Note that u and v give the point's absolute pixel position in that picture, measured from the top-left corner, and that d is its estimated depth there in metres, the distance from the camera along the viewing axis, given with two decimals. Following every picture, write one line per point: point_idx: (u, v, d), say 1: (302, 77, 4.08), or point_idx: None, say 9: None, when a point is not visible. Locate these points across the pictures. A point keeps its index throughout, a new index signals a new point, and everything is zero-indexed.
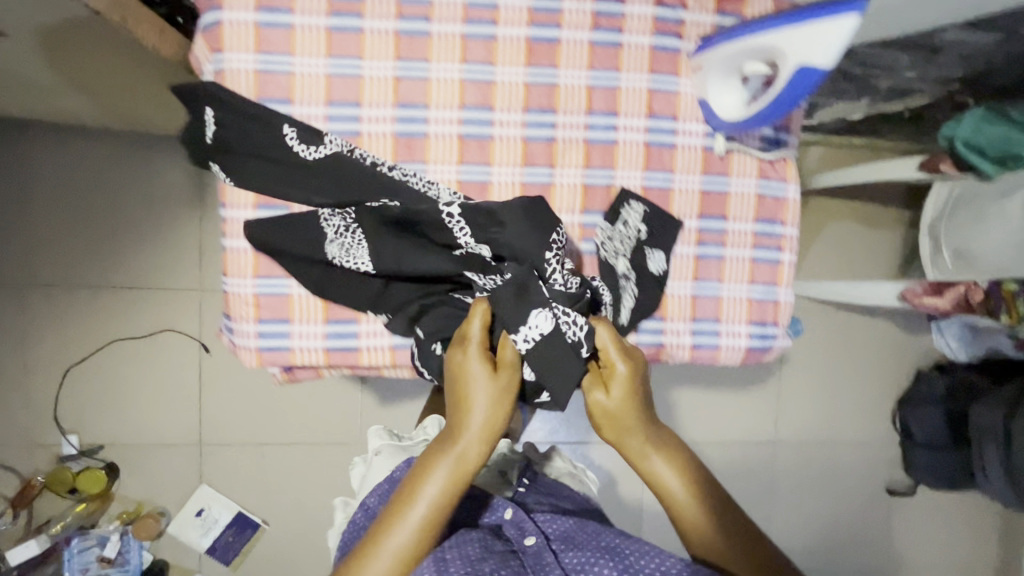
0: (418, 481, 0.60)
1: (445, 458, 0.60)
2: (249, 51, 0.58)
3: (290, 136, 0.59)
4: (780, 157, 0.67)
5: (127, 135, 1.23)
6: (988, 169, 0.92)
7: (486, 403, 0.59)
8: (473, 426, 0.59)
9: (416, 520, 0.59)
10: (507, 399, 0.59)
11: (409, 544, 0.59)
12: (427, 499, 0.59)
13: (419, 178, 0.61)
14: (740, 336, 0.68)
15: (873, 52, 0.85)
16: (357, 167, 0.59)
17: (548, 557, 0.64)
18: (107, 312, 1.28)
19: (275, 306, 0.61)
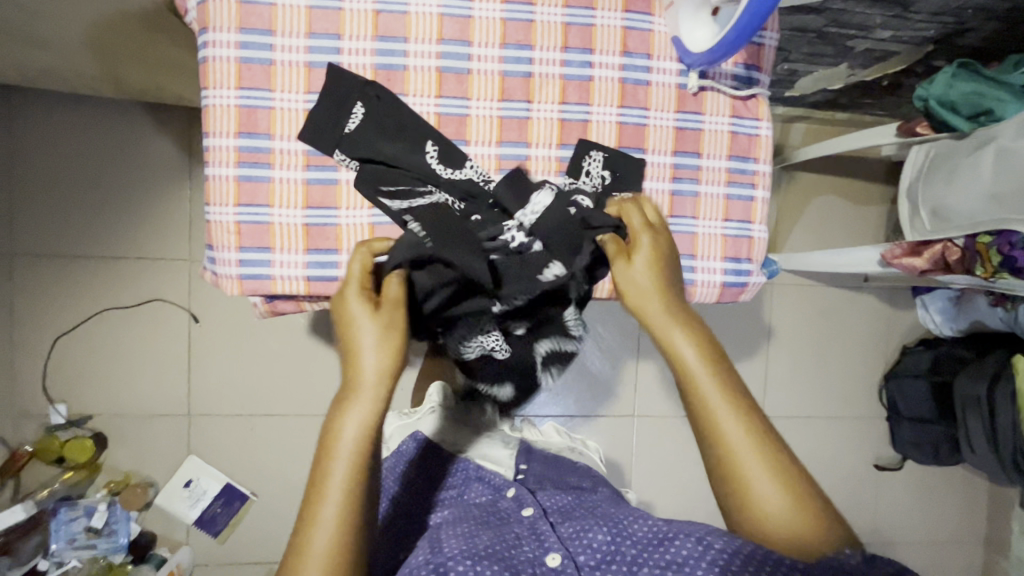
0: (333, 437, 0.55)
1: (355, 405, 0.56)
2: None
3: (272, 71, 0.61)
4: (753, 95, 0.69)
5: (118, 104, 1.25)
6: (962, 125, 0.94)
7: (374, 345, 0.57)
8: (366, 365, 0.57)
9: (344, 472, 0.54)
10: (394, 330, 0.58)
11: (349, 494, 0.53)
12: (346, 448, 0.55)
13: (398, 110, 0.63)
14: (716, 273, 0.70)
15: (846, 8, 0.87)
16: (332, 110, 0.62)
17: (542, 525, 0.76)
18: (97, 280, 1.28)
19: (257, 234, 0.62)
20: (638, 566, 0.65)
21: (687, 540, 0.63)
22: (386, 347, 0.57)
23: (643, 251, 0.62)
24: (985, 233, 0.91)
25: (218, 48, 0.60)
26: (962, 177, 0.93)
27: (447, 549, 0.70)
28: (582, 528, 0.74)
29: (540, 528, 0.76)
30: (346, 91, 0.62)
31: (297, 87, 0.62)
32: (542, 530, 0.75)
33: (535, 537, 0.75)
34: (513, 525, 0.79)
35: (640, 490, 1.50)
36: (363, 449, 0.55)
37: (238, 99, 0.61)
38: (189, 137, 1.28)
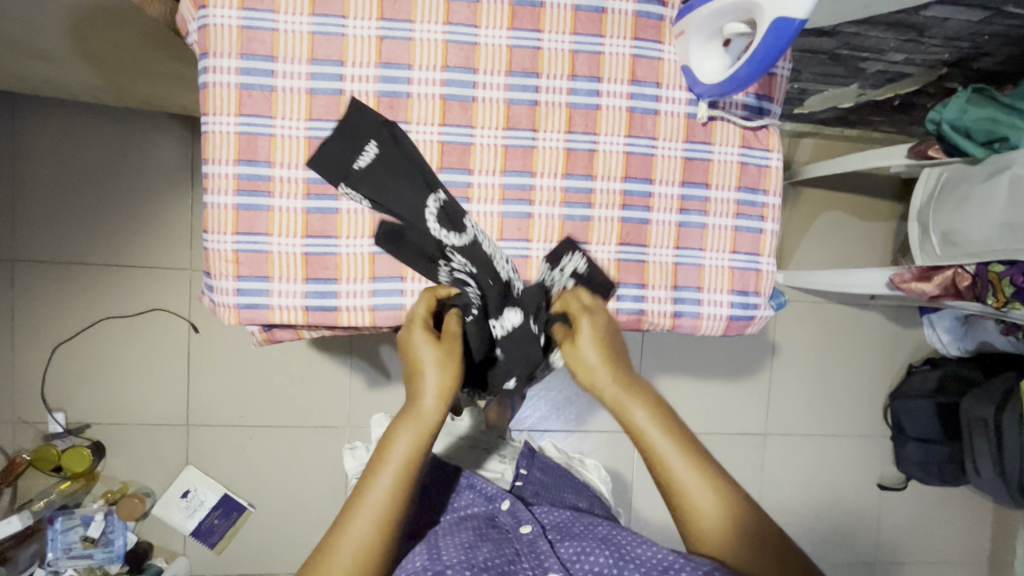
0: (387, 447, 0.59)
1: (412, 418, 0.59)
2: (232, 6, 0.58)
3: (275, 96, 0.60)
4: (763, 126, 0.67)
5: (121, 113, 1.24)
6: (976, 151, 0.93)
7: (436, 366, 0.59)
8: (428, 392, 0.59)
9: (390, 476, 0.58)
10: (456, 364, 0.60)
11: (388, 502, 0.57)
12: (394, 462, 0.58)
13: (400, 139, 0.61)
14: (722, 306, 0.68)
15: (859, 31, 0.86)
16: (341, 148, 0.60)
17: (542, 544, 0.74)
18: (97, 289, 1.28)
19: (255, 263, 0.61)
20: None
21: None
22: (445, 372, 0.59)
23: (584, 332, 0.61)
24: (998, 262, 0.90)
25: (218, 73, 0.59)
26: (975, 205, 0.92)
27: (445, 556, 0.69)
28: (583, 549, 0.72)
29: (539, 546, 0.74)
30: (359, 127, 0.61)
31: (298, 114, 0.61)
32: (542, 549, 0.73)
33: (534, 556, 0.73)
34: (512, 541, 0.76)
35: (640, 506, 1.49)
36: (412, 461, 0.59)
37: (238, 125, 0.60)
38: (191, 146, 1.27)
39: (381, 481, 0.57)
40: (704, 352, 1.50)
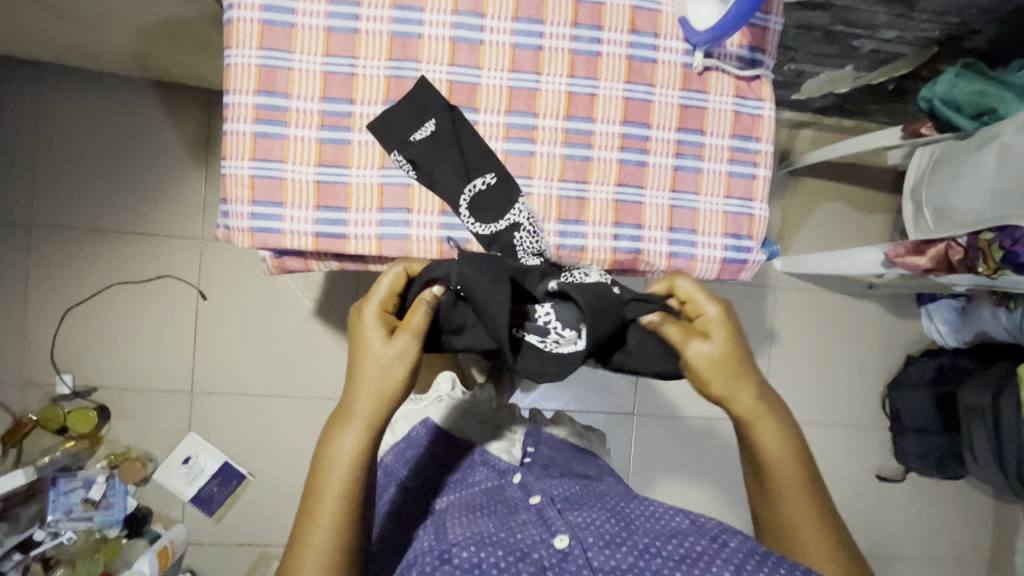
0: (329, 449, 0.60)
1: (352, 425, 0.60)
2: None
3: (295, 35, 0.64)
4: (756, 77, 0.71)
5: (142, 85, 1.29)
6: (966, 124, 0.96)
7: (377, 372, 0.60)
8: (367, 388, 0.60)
9: (340, 485, 0.59)
10: (401, 361, 0.60)
11: (338, 501, 0.58)
12: (338, 467, 0.59)
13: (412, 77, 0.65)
14: (716, 248, 0.71)
15: (852, 6, 0.90)
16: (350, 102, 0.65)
17: (550, 512, 0.74)
18: (111, 254, 1.31)
19: (270, 189, 0.64)
20: (649, 555, 0.65)
21: (700, 538, 0.67)
22: (387, 379, 0.60)
23: (712, 318, 0.62)
24: (988, 230, 0.91)
25: (243, 9, 0.63)
26: (966, 176, 0.94)
27: (452, 536, 0.70)
28: (591, 517, 0.72)
29: (546, 514, 0.74)
30: (372, 66, 0.65)
31: (315, 50, 0.64)
32: (549, 515, 0.73)
33: (541, 522, 0.73)
34: (520, 511, 0.77)
35: (636, 488, 1.49)
36: (356, 468, 0.59)
37: (259, 58, 0.64)
38: (208, 119, 1.32)
39: (328, 487, 0.59)
40: None
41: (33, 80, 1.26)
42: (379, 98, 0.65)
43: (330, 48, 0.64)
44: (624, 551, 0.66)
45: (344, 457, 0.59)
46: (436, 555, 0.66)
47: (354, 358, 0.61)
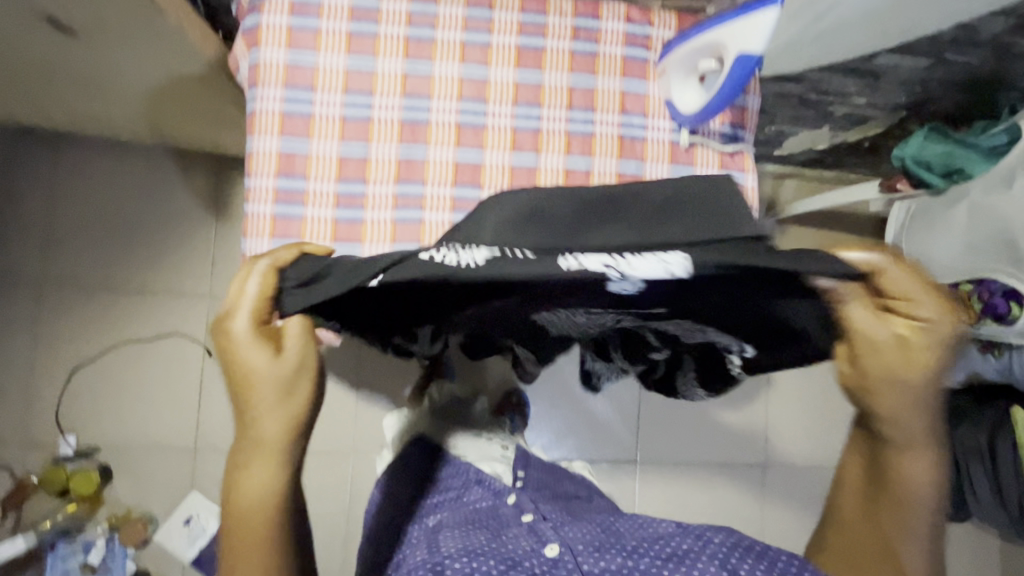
0: (242, 473, 0.56)
1: (260, 445, 0.56)
2: (280, 47, 0.69)
3: (317, 125, 0.70)
4: (738, 150, 0.76)
5: (157, 153, 1.35)
6: (938, 182, 1.01)
7: (268, 387, 0.56)
8: (263, 412, 0.56)
9: (259, 511, 0.56)
10: (291, 379, 0.56)
11: (269, 521, 0.56)
12: (262, 491, 0.56)
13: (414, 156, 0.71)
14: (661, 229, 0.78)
15: (824, 78, 0.96)
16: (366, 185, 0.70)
17: (541, 526, 0.77)
18: (120, 313, 1.34)
19: None
20: (638, 555, 0.70)
21: (687, 538, 0.72)
22: (290, 406, 0.56)
23: (926, 349, 0.56)
24: (964, 282, 0.97)
25: (265, 101, 0.69)
26: (940, 231, 1.01)
27: (444, 548, 0.70)
28: (583, 530, 0.76)
29: (538, 528, 0.77)
30: (384, 151, 0.71)
31: (331, 136, 0.70)
32: (541, 529, 0.77)
33: (532, 534, 0.76)
34: (512, 527, 0.79)
35: None
36: (272, 492, 0.57)
37: (279, 144, 0.69)
38: (218, 181, 1.37)
39: (254, 521, 0.56)
40: None
41: (51, 147, 1.31)
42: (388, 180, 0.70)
43: (351, 136, 0.70)
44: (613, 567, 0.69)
45: (255, 480, 0.56)
46: (427, 567, 0.67)
47: (235, 378, 0.56)
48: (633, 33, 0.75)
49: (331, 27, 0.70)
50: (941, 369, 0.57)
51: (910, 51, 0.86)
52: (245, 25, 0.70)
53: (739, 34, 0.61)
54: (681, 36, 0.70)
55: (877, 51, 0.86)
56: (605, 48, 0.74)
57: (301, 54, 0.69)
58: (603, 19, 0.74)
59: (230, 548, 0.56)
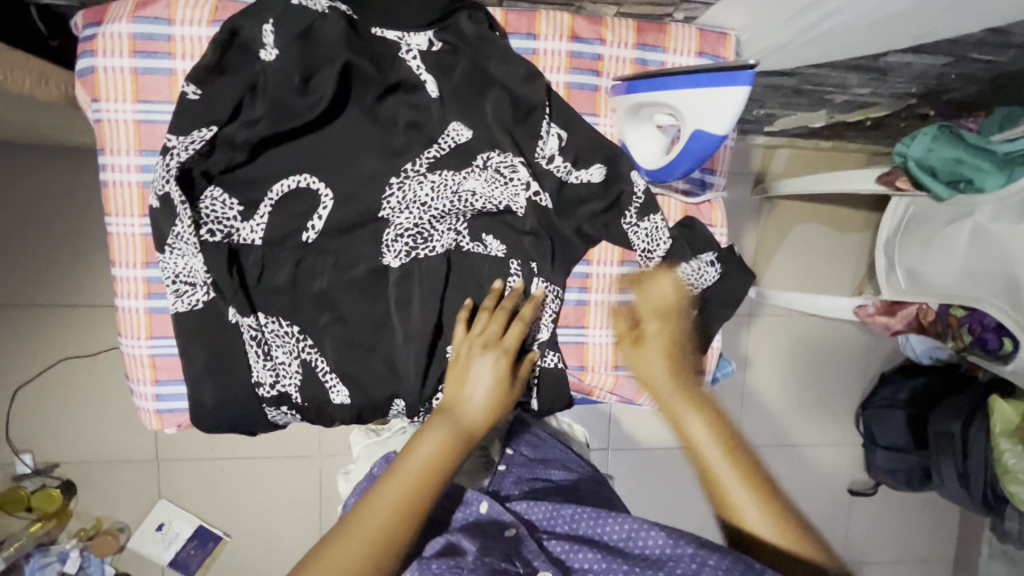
0: (412, 448, 0.59)
1: (445, 422, 0.61)
2: (126, 101, 0.61)
3: (210, 205, 0.64)
4: (706, 200, 0.72)
5: (67, 152, 1.20)
6: (940, 191, 0.87)
7: (483, 370, 0.64)
8: (471, 396, 0.63)
9: (415, 475, 0.57)
10: (504, 380, 0.64)
11: (406, 495, 0.56)
12: (415, 465, 0.58)
13: (320, 218, 0.66)
14: (612, 267, 0.75)
15: (818, 72, 0.81)
16: (279, 273, 0.66)
17: (530, 543, 0.64)
18: (53, 328, 1.25)
19: (172, 366, 0.66)
20: None
21: (683, 560, 0.59)
22: (497, 387, 0.64)
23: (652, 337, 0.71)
24: (958, 305, 0.90)
25: (119, 172, 0.62)
26: (937, 246, 0.90)
27: (433, 565, 0.59)
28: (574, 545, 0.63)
29: (525, 545, 0.64)
30: (287, 234, 0.66)
31: (229, 216, 0.65)
32: (527, 547, 0.63)
33: (518, 557, 0.62)
34: (497, 541, 0.65)
35: None
36: (411, 501, 0.56)
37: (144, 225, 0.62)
38: None
39: (392, 487, 0.56)
40: None
41: None
42: (305, 255, 0.67)
43: (260, 216, 0.66)
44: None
45: (424, 449, 0.59)
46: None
47: (453, 367, 0.64)
48: (580, 54, 0.68)
49: (187, 67, 0.62)
50: (674, 354, 0.70)
51: (922, 50, 0.71)
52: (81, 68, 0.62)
53: (699, 112, 0.58)
54: (647, 76, 0.62)
55: (882, 51, 0.71)
56: (546, 75, 0.69)
57: (153, 108, 0.62)
58: (541, 38, 0.68)
59: (362, 505, 0.55)
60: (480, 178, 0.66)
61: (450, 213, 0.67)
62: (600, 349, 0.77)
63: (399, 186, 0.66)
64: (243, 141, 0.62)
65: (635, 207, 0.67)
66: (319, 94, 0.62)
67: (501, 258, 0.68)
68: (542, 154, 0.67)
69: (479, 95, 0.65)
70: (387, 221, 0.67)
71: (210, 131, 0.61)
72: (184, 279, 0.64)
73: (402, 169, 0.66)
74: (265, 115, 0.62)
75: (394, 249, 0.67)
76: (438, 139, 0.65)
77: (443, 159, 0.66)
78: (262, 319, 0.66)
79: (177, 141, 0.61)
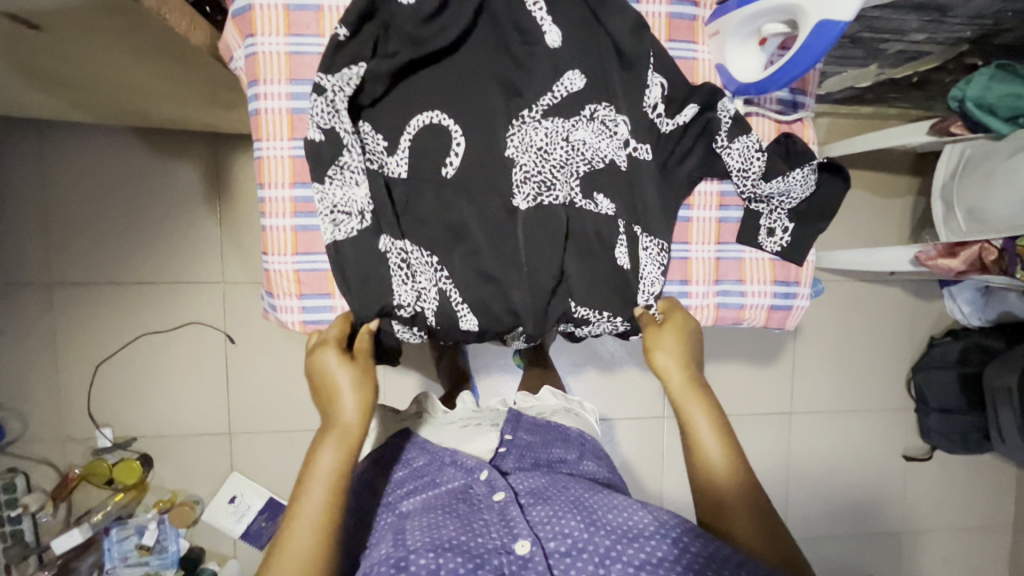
0: (311, 466, 0.64)
1: (332, 436, 0.66)
2: (280, 34, 0.68)
3: (366, 137, 0.72)
4: (799, 118, 0.78)
5: (149, 136, 1.27)
6: (1000, 126, 0.94)
7: (350, 387, 0.67)
8: (346, 409, 0.67)
9: (322, 490, 0.63)
10: (369, 382, 0.69)
11: (319, 515, 0.62)
12: (320, 486, 0.63)
13: (455, 150, 0.72)
14: (714, 183, 0.79)
15: (881, 15, 0.87)
16: (421, 206, 0.73)
17: (514, 512, 0.71)
18: (133, 304, 1.30)
19: (316, 281, 0.74)
20: (609, 561, 0.65)
21: (661, 541, 0.65)
22: (363, 392, 0.68)
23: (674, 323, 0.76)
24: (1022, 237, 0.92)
25: (270, 100, 0.70)
26: (1000, 180, 0.95)
27: (409, 543, 0.66)
28: (555, 513, 0.70)
29: (509, 514, 0.72)
30: (426, 166, 0.73)
31: (377, 147, 0.73)
32: (512, 516, 0.71)
33: (504, 524, 0.71)
34: (483, 511, 0.73)
35: (670, 491, 1.50)
36: (328, 516, 0.62)
37: (293, 148, 0.71)
38: (216, 161, 1.29)
39: (305, 512, 0.62)
40: (727, 335, 1.52)
41: (32, 135, 1.24)
42: (444, 184, 0.73)
43: (401, 151, 0.72)
44: (586, 555, 0.66)
45: (326, 463, 0.64)
46: (391, 564, 0.63)
47: (321, 386, 0.68)
48: None
49: (334, 5, 0.69)
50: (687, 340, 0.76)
51: None
52: (235, 8, 0.69)
53: (822, 5, 0.60)
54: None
55: None
56: (650, 8, 0.74)
57: (304, 44, 0.69)
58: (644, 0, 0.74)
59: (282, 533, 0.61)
60: (592, 123, 0.74)
61: (566, 163, 0.73)
62: (703, 263, 0.80)
63: (519, 133, 0.73)
64: (383, 76, 0.70)
65: (725, 132, 0.73)
66: (446, 30, 0.69)
67: (612, 216, 0.74)
68: (649, 103, 0.73)
69: (588, 33, 0.72)
70: (512, 162, 0.73)
71: (361, 69, 0.68)
72: (342, 209, 0.70)
73: (521, 116, 0.73)
74: (407, 49, 0.69)
75: (523, 192, 0.73)
76: (554, 90, 0.73)
77: (558, 107, 0.73)
78: (406, 246, 0.73)
79: (331, 79, 0.67)
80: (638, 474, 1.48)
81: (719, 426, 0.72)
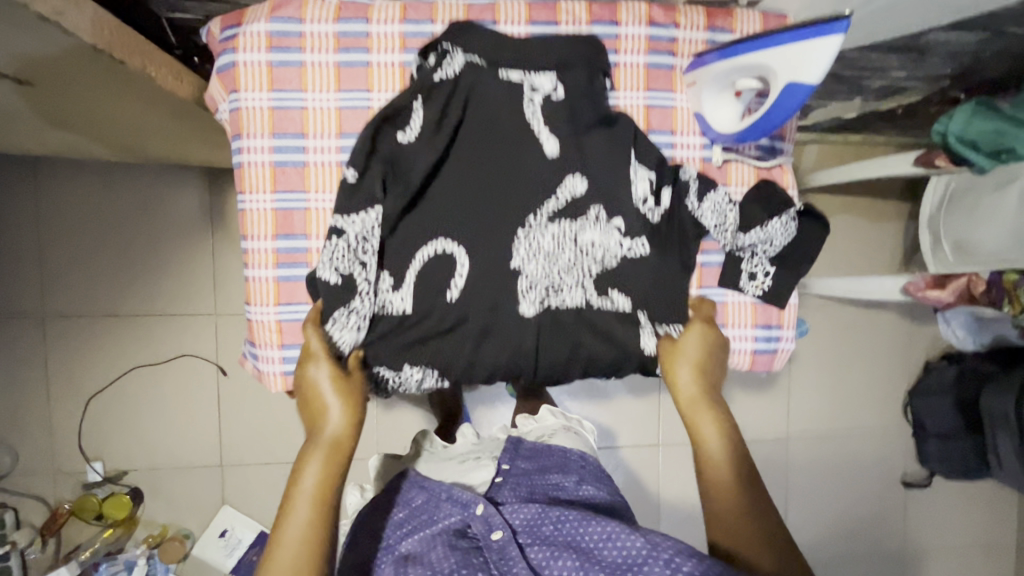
0: (296, 482, 0.65)
1: (318, 452, 0.67)
2: (263, 89, 0.70)
3: (382, 283, 0.73)
4: (778, 164, 0.79)
5: (143, 170, 1.28)
6: (982, 161, 0.94)
7: (335, 403, 0.69)
8: (330, 424, 0.68)
9: (307, 509, 0.64)
10: (355, 399, 0.70)
11: (309, 521, 0.63)
12: (306, 498, 0.64)
13: (460, 276, 0.74)
14: None
15: (860, 55, 0.88)
16: (423, 332, 0.75)
17: (513, 551, 0.70)
18: (125, 337, 1.31)
19: (296, 331, 0.74)
20: None
21: (657, 566, 0.63)
22: (350, 410, 0.69)
23: (695, 332, 0.77)
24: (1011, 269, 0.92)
25: (253, 152, 0.71)
26: (987, 213, 0.95)
27: None
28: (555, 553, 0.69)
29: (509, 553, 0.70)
30: (433, 284, 0.74)
31: (385, 281, 0.73)
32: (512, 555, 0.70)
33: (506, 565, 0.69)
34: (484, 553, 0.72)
35: (667, 521, 1.48)
36: (314, 533, 0.63)
37: (275, 201, 0.72)
38: (209, 195, 1.30)
39: (294, 521, 0.63)
40: None
41: (27, 171, 1.25)
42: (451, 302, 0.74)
43: (410, 288, 0.74)
44: None
45: (310, 479, 0.65)
46: None
47: (309, 403, 0.69)
48: (657, 37, 0.76)
49: (317, 59, 0.71)
50: (707, 352, 0.76)
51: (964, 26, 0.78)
52: (219, 64, 0.71)
53: (791, 67, 0.61)
54: (717, 53, 0.69)
55: (927, 28, 0.78)
56: (625, 56, 0.76)
57: (286, 98, 0.71)
58: (620, 51, 0.75)
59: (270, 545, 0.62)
60: (591, 228, 0.75)
61: (575, 264, 0.76)
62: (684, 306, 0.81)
63: (525, 237, 0.74)
64: (393, 218, 0.72)
65: (693, 193, 0.75)
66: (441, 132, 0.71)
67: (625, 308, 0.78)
68: (638, 196, 0.75)
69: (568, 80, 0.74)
70: (518, 271, 0.75)
71: (374, 213, 0.70)
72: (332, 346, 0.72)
73: (527, 222, 0.74)
74: (410, 184, 0.71)
75: (529, 298, 0.75)
76: (558, 196, 0.74)
77: (562, 216, 0.75)
78: (411, 369, 0.76)
79: (350, 222, 0.69)
80: (634, 503, 1.46)
81: (727, 436, 0.72)
